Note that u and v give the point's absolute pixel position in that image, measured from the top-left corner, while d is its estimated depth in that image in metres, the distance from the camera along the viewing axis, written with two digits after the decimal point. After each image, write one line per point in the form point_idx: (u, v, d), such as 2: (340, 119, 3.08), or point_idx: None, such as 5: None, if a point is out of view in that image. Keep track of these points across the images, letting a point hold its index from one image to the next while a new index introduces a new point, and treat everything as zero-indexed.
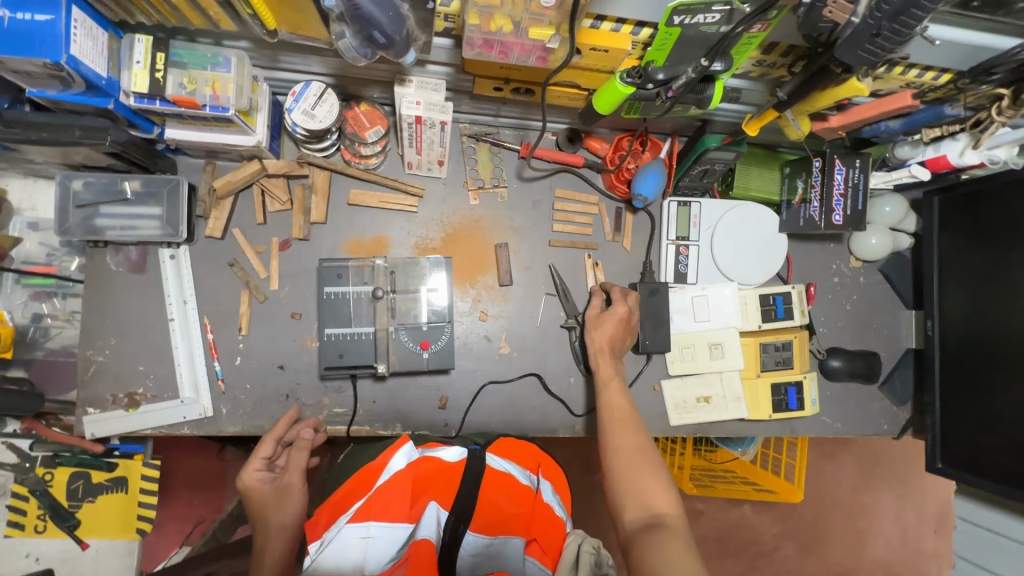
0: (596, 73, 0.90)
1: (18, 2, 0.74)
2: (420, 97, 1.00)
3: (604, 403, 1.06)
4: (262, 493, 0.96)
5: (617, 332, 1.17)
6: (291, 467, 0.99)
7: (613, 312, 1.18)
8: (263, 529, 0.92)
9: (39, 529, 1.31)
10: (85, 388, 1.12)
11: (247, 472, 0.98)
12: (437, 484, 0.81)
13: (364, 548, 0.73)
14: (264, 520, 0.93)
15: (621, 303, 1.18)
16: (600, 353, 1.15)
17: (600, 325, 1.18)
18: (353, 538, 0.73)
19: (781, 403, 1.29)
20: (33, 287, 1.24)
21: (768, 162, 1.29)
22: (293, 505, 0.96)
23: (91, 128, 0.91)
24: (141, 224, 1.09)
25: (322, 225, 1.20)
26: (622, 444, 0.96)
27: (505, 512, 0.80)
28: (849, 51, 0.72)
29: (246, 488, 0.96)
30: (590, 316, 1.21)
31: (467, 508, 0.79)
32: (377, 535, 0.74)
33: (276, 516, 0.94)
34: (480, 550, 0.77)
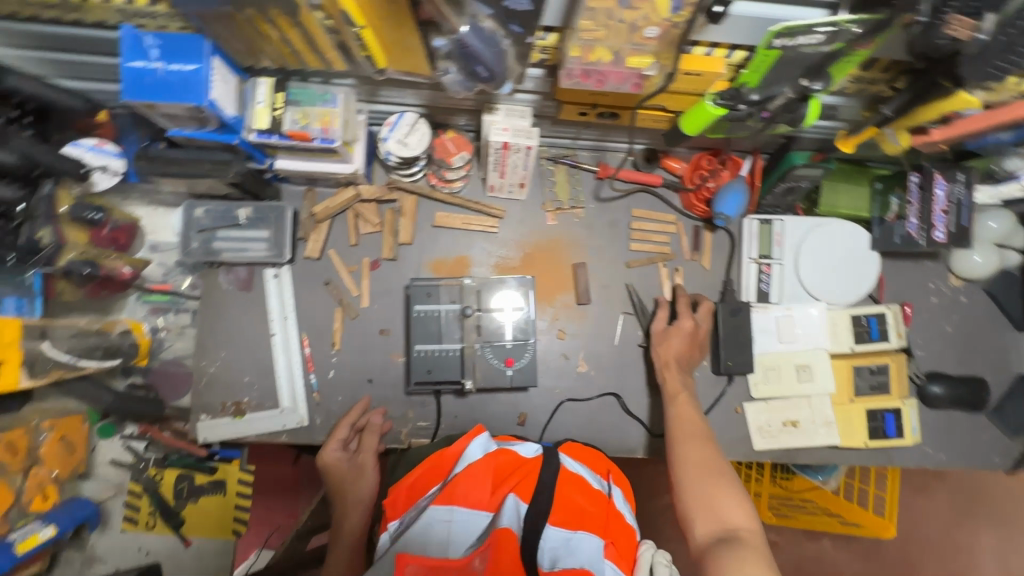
0: (684, 96, 0.91)
1: (170, 55, 0.85)
2: (507, 124, 1.05)
3: (672, 417, 1.06)
4: (341, 470, 1.14)
5: (683, 347, 1.19)
6: (365, 446, 1.17)
7: (679, 326, 1.20)
8: (341, 498, 1.15)
9: (150, 525, 1.42)
10: (199, 396, 1.22)
11: (327, 452, 1.14)
12: (518, 472, 0.89)
13: (449, 530, 0.80)
14: (343, 489, 1.15)
15: (688, 317, 1.20)
16: (666, 367, 1.17)
17: (667, 340, 1.20)
18: (440, 521, 0.81)
19: (877, 430, 1.22)
20: (152, 303, 1.34)
21: (857, 177, 1.25)
22: (364, 484, 1.16)
23: (218, 162, 1.02)
24: (252, 246, 1.19)
25: (409, 246, 1.26)
26: (691, 456, 0.96)
27: (581, 511, 0.85)
28: (976, 67, 0.72)
29: (328, 465, 1.14)
30: (655, 329, 1.22)
31: (543, 505, 0.82)
32: (460, 520, 0.81)
33: (353, 488, 1.15)
34: (559, 543, 0.79)
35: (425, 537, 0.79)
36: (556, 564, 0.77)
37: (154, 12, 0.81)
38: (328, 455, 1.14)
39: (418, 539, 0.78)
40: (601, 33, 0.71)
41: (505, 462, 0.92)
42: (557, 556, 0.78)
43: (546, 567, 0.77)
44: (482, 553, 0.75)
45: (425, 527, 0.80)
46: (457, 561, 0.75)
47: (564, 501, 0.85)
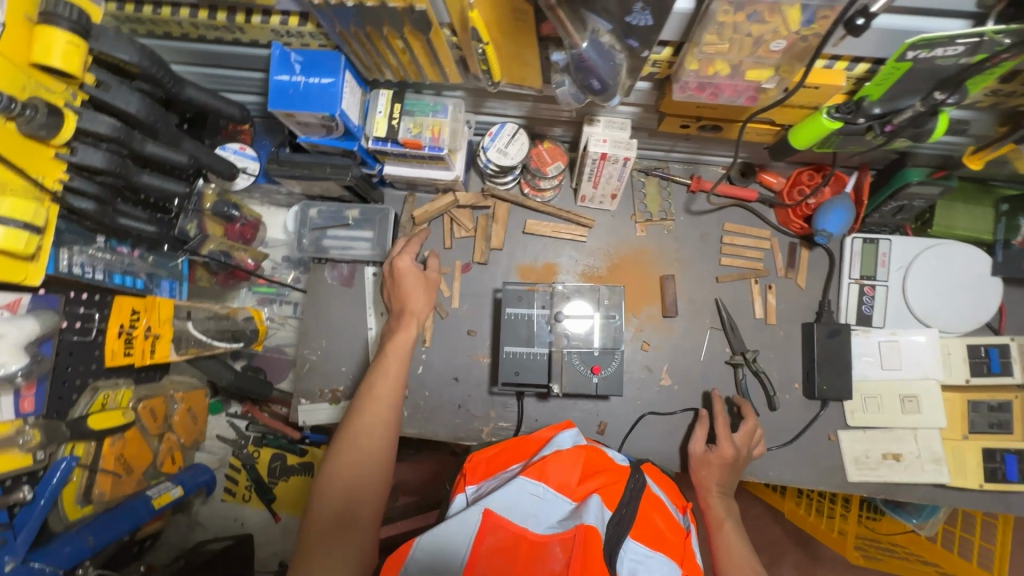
0: (797, 109, 0.90)
1: (312, 69, 0.94)
2: (607, 135, 1.07)
3: (721, 547, 1.00)
4: (412, 279, 1.11)
5: (722, 471, 1.10)
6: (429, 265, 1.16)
7: (720, 449, 1.10)
8: (409, 304, 1.09)
9: (246, 498, 1.54)
10: (301, 381, 1.32)
11: (399, 259, 1.12)
12: (607, 472, 0.88)
13: (534, 504, 0.79)
14: (409, 299, 1.10)
15: (729, 444, 1.10)
16: (706, 488, 1.10)
17: (710, 465, 1.11)
18: (528, 492, 0.80)
19: (996, 473, 1.12)
20: (260, 294, 1.46)
21: (979, 198, 1.17)
22: (423, 294, 1.11)
23: (338, 166, 1.11)
24: (357, 245, 1.28)
25: (500, 251, 1.31)
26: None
27: (662, 536, 0.82)
28: None
29: (400, 272, 1.11)
30: (693, 451, 1.14)
31: (628, 515, 0.81)
32: (545, 497, 0.80)
33: (420, 299, 1.11)
34: (639, 559, 0.77)
35: (510, 502, 0.78)
36: None
37: (301, 32, 0.91)
38: (400, 264, 1.11)
39: (504, 502, 0.77)
40: (724, 47, 0.71)
41: (590, 457, 0.92)
42: (636, 569, 0.75)
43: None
44: (564, 541, 0.73)
45: (513, 493, 0.79)
46: (536, 538, 0.74)
47: (644, 519, 0.83)
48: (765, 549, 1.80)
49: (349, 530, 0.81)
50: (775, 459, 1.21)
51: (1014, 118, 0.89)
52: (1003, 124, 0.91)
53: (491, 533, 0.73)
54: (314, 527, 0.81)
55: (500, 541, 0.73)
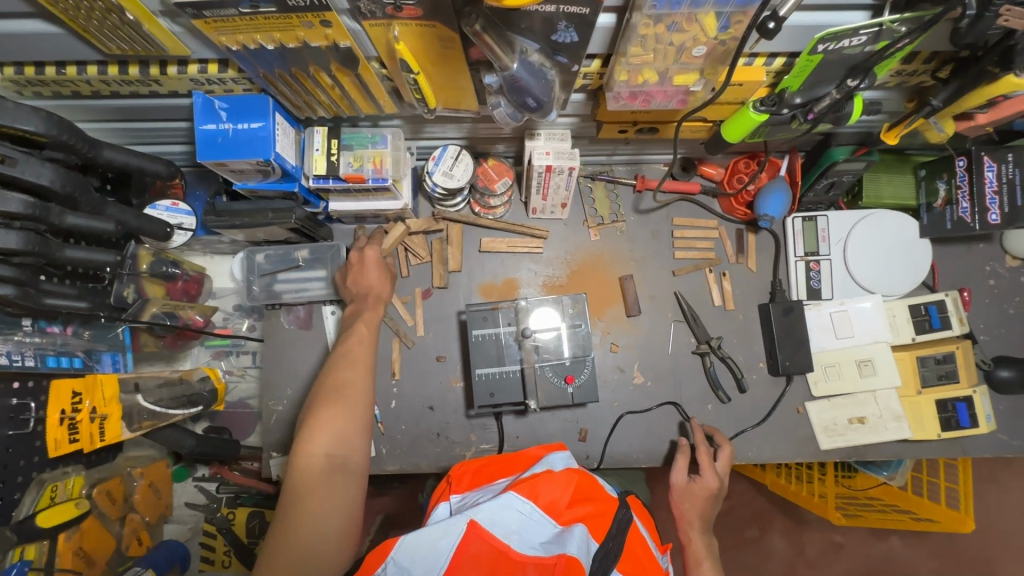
0: (725, 105, 0.94)
1: (239, 115, 0.91)
2: (549, 147, 1.08)
3: None
4: (380, 266, 1.14)
5: (704, 506, 1.09)
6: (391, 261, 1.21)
7: (707, 480, 1.09)
8: (374, 289, 1.11)
9: (226, 564, 1.44)
10: (270, 434, 1.27)
11: (366, 248, 1.15)
12: (598, 501, 0.87)
13: (519, 522, 0.79)
14: (378, 281, 1.13)
15: (714, 477, 1.09)
16: (686, 520, 1.08)
17: (698, 497, 1.09)
18: (514, 509, 0.80)
19: (950, 421, 1.19)
20: (214, 348, 1.39)
21: (898, 166, 1.25)
22: (391, 272, 1.16)
23: (280, 210, 1.07)
24: (311, 285, 1.24)
25: (458, 273, 1.30)
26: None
27: (643, 568, 0.84)
28: None
29: (366, 260, 1.14)
30: (677, 482, 1.11)
31: (614, 549, 0.82)
32: (532, 515, 0.80)
33: (389, 279, 1.15)
34: None
35: (495, 518, 0.78)
36: None
37: (223, 79, 0.87)
38: (368, 253, 1.13)
39: (490, 517, 0.78)
40: (649, 57, 0.73)
41: (585, 479, 0.92)
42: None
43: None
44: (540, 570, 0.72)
45: (501, 508, 0.79)
46: (516, 558, 0.75)
47: (630, 555, 0.83)
48: (752, 523, 1.85)
49: (341, 473, 0.82)
50: (751, 439, 1.26)
51: (919, 93, 0.96)
52: (910, 100, 0.98)
53: (473, 543, 0.75)
54: (304, 474, 0.81)
55: (479, 551, 0.75)
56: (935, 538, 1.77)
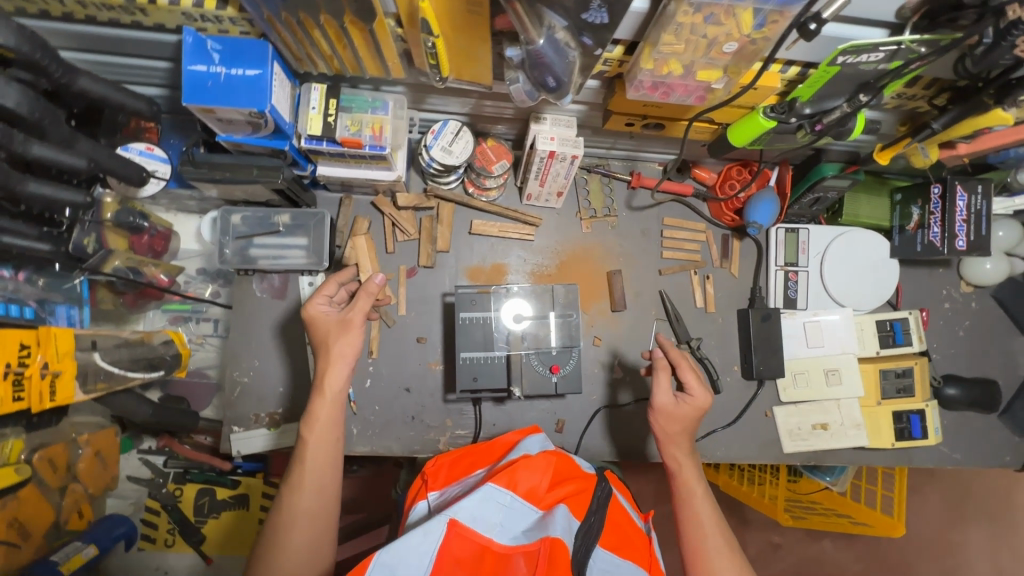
0: (735, 109, 0.95)
1: (233, 59, 0.84)
2: (553, 133, 1.07)
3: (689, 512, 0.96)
4: (328, 324, 0.97)
5: (689, 422, 1.03)
6: (352, 306, 0.97)
7: (694, 392, 1.03)
8: (324, 356, 0.95)
9: (168, 543, 1.37)
10: (231, 407, 1.19)
11: (312, 304, 0.98)
12: (575, 480, 0.91)
13: (500, 515, 0.81)
14: (325, 344, 0.96)
15: (704, 390, 1.03)
16: (675, 441, 1.03)
17: (682, 422, 1.02)
18: (495, 501, 0.82)
19: (904, 432, 1.26)
20: (171, 312, 1.30)
21: (877, 188, 1.31)
22: (336, 331, 0.96)
23: (268, 168, 1.00)
24: (289, 253, 1.17)
25: (446, 253, 1.26)
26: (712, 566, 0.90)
27: (627, 541, 0.86)
28: None
29: (312, 319, 0.98)
30: (660, 404, 1.02)
31: (595, 526, 0.83)
32: (512, 504, 0.82)
33: (337, 342, 0.95)
34: (607, 567, 0.79)
35: (476, 512, 0.79)
36: None
37: (219, 17, 0.80)
38: (312, 312, 0.97)
39: (471, 511, 0.78)
40: (680, 47, 0.73)
41: (560, 465, 0.96)
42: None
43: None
44: (528, 554, 0.74)
45: (481, 502, 0.80)
46: (501, 550, 0.75)
47: (613, 529, 0.86)
48: None
49: None
50: (720, 439, 1.29)
51: (912, 118, 1.00)
52: (903, 123, 1.02)
53: (455, 540, 0.74)
54: None
55: (464, 554, 0.74)
56: (865, 541, 1.89)
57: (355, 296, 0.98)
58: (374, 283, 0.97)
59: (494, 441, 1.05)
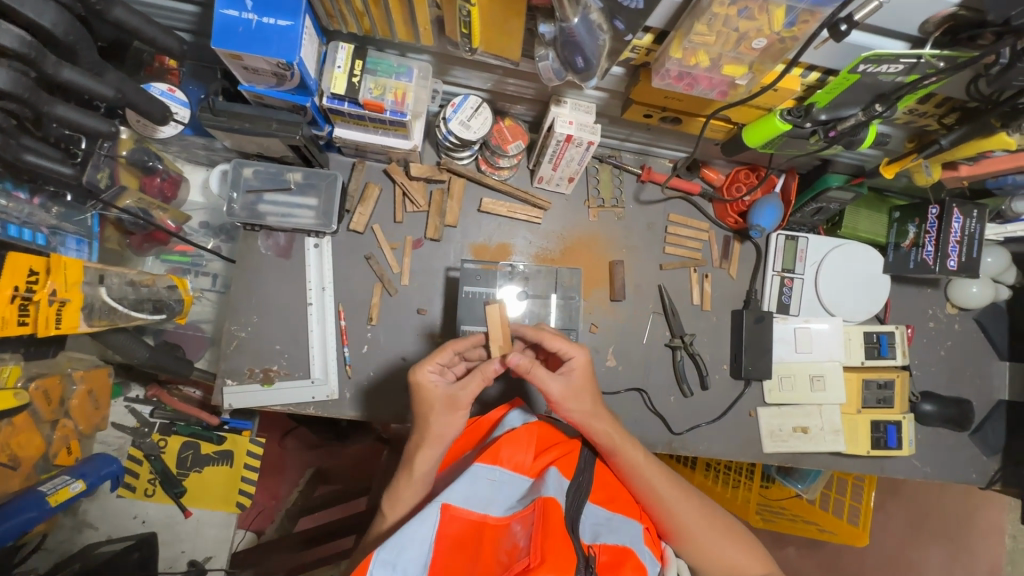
0: (753, 108, 0.97)
1: (266, 8, 0.84)
2: (572, 117, 1.08)
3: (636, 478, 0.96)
4: (434, 399, 0.94)
5: (590, 389, 0.97)
6: (465, 385, 0.95)
7: (575, 362, 0.97)
8: (420, 424, 0.94)
9: (149, 493, 1.36)
10: (226, 360, 1.19)
11: (423, 371, 0.96)
12: (558, 446, 0.95)
13: (492, 489, 0.83)
14: (425, 421, 0.95)
15: (582, 350, 0.97)
16: (593, 419, 0.97)
17: (585, 399, 0.96)
18: (484, 478, 0.85)
19: (880, 441, 1.31)
20: (171, 263, 1.30)
21: (877, 205, 1.34)
22: (439, 410, 0.94)
23: (287, 123, 1.00)
24: (299, 213, 1.17)
25: (453, 228, 1.27)
26: (679, 517, 0.94)
27: (613, 496, 0.92)
28: None
29: (418, 385, 0.95)
30: (557, 394, 0.96)
31: (585, 483, 0.87)
32: (501, 479, 0.85)
33: (436, 423, 0.94)
34: (601, 521, 0.83)
35: (468, 492, 0.82)
36: (598, 538, 0.79)
37: None
38: (421, 380, 0.95)
39: (463, 493, 0.82)
40: (711, 38, 0.75)
41: (543, 434, 0.99)
42: (599, 531, 0.81)
43: (587, 539, 0.78)
44: (522, 517, 0.77)
45: (471, 483, 0.84)
46: (496, 521, 0.79)
47: (600, 487, 0.91)
48: None
49: None
50: (704, 434, 1.33)
51: (919, 136, 1.03)
52: (911, 140, 1.05)
53: (452, 523, 0.78)
54: None
55: (458, 531, 0.78)
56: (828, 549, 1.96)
57: (471, 374, 0.95)
58: (491, 365, 0.95)
59: (478, 421, 1.08)
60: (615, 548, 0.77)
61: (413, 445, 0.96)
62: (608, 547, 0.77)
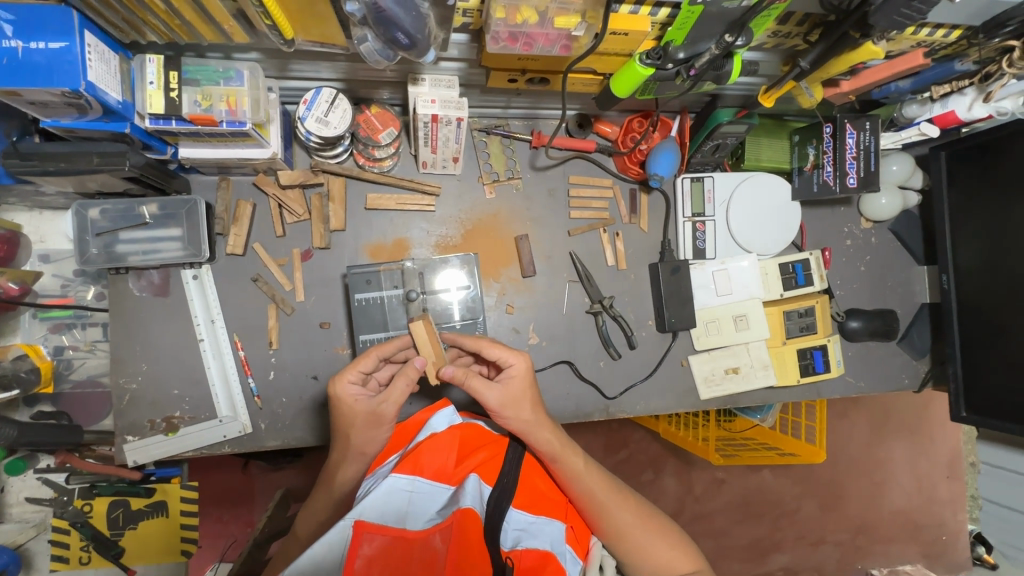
0: (612, 57, 0.90)
1: (30, 32, 0.73)
2: (434, 95, 1.00)
3: (577, 488, 0.91)
4: (356, 414, 0.88)
5: (529, 397, 0.90)
6: (387, 395, 0.88)
7: (515, 369, 0.91)
8: (344, 437, 0.90)
9: (84, 561, 1.30)
10: (122, 416, 1.11)
11: (342, 383, 0.88)
12: (487, 447, 0.90)
13: (409, 501, 0.79)
14: (346, 435, 0.90)
15: (520, 357, 0.91)
16: (533, 428, 0.89)
17: (524, 407, 0.89)
18: (401, 490, 0.79)
19: (808, 367, 1.32)
20: (51, 320, 1.19)
21: (777, 131, 1.30)
22: (362, 422, 0.88)
23: (109, 154, 0.89)
24: (163, 247, 1.08)
25: (342, 233, 1.19)
26: (617, 522, 0.91)
27: (540, 497, 0.88)
28: (884, 17, 0.75)
29: (338, 400, 0.89)
30: (494, 402, 0.89)
31: (508, 485, 0.82)
32: (420, 490, 0.80)
33: (358, 438, 0.88)
34: (523, 526, 0.81)
35: (383, 507, 0.76)
36: (518, 544, 0.78)
37: None
38: (341, 393, 0.88)
39: (377, 509, 0.76)
40: None
41: (466, 436, 0.93)
42: (520, 536, 0.79)
43: (508, 547, 0.77)
44: (443, 530, 0.76)
45: (385, 495, 0.77)
46: (414, 535, 0.75)
47: (527, 486, 0.87)
48: (646, 467, 1.95)
49: None
50: (640, 392, 1.31)
51: (792, 57, 0.98)
52: (785, 63, 1.00)
53: (368, 542, 0.71)
54: None
55: (373, 554, 0.71)
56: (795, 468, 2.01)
57: (393, 378, 0.90)
58: (413, 367, 0.89)
59: (405, 424, 0.98)
60: (537, 552, 0.77)
61: (335, 458, 0.92)
62: (531, 552, 0.77)
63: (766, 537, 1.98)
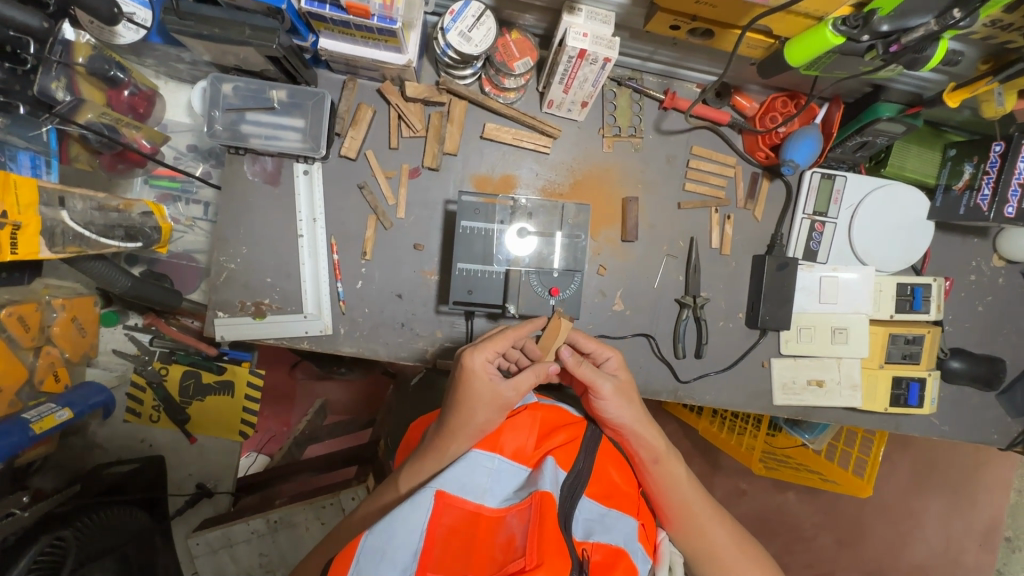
0: (799, 18, 0.83)
1: None
2: (587, 29, 0.94)
3: (676, 497, 0.91)
4: (486, 391, 0.85)
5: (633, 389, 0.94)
6: (521, 385, 0.87)
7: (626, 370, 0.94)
8: (462, 412, 0.85)
9: (154, 419, 1.38)
10: (216, 292, 1.15)
11: (478, 357, 0.86)
12: (567, 429, 0.85)
13: (489, 478, 0.76)
14: (467, 412, 0.85)
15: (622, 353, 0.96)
16: (640, 425, 0.91)
17: (630, 401, 0.92)
18: (482, 466, 0.76)
19: (899, 398, 1.25)
20: (160, 189, 1.23)
21: (931, 141, 1.19)
22: (488, 404, 0.85)
23: (261, 29, 0.88)
24: (285, 135, 1.09)
25: (453, 157, 1.17)
26: (706, 537, 0.91)
27: (614, 489, 0.82)
28: None
29: (472, 373, 0.86)
30: (606, 392, 0.90)
31: (583, 473, 0.78)
32: (500, 469, 0.77)
33: (481, 415, 0.85)
34: (596, 517, 0.76)
35: (463, 479, 0.74)
36: (591, 536, 0.72)
37: None
38: (474, 366, 0.86)
39: (458, 480, 0.73)
40: None
41: (547, 417, 0.89)
42: (592, 528, 0.73)
43: (581, 538, 0.71)
44: (520, 512, 0.70)
45: (465, 469, 0.75)
46: (492, 513, 0.71)
47: (600, 474, 0.83)
48: None
49: None
50: (712, 383, 1.26)
51: (996, 55, 0.88)
52: (984, 61, 0.91)
53: (446, 512, 0.69)
54: None
55: (454, 523, 0.69)
56: (828, 497, 1.95)
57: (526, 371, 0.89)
58: (547, 367, 0.90)
59: None
60: (609, 547, 0.71)
61: (443, 436, 0.86)
62: (601, 546, 0.70)
63: (779, 556, 1.94)
